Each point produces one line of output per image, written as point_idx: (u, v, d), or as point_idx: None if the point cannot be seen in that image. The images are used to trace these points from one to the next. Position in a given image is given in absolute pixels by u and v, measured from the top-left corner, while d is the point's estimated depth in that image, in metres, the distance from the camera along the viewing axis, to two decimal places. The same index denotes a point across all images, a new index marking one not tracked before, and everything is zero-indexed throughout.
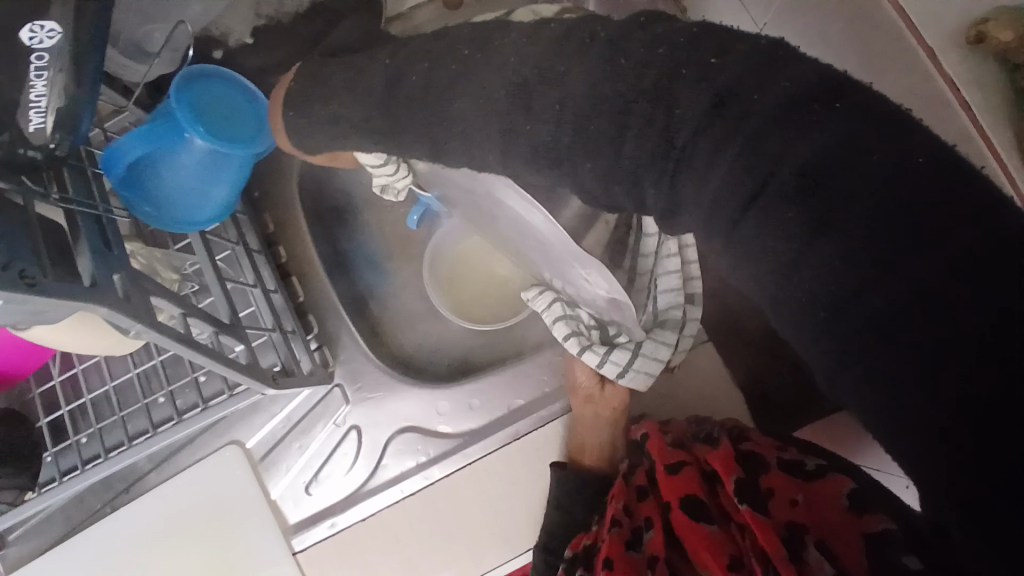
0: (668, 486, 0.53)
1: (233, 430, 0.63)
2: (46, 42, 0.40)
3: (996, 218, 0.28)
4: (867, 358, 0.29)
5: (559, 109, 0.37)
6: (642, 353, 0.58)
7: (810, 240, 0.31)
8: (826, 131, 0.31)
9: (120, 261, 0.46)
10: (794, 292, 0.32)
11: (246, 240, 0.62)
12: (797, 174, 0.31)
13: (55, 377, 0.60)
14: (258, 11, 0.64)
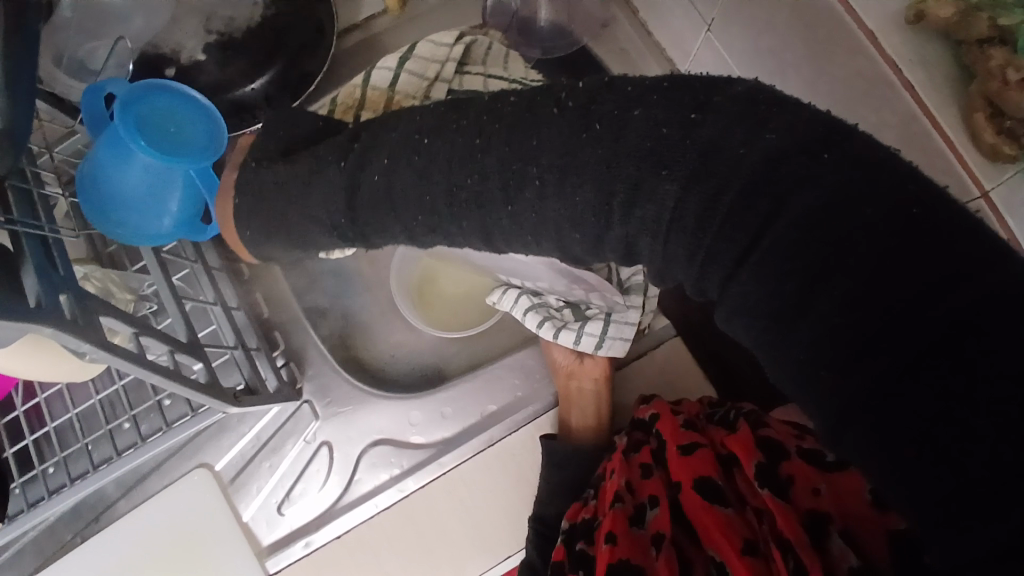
0: (678, 468, 0.50)
1: (201, 453, 0.62)
2: None
3: (992, 272, 0.30)
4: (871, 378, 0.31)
5: (534, 154, 0.40)
6: (613, 320, 0.60)
7: (817, 276, 0.33)
8: (818, 182, 0.34)
9: (69, 282, 0.41)
10: (784, 307, 0.34)
11: (205, 257, 0.59)
12: (791, 226, 0.34)
13: (19, 407, 0.59)
14: (208, 26, 0.56)
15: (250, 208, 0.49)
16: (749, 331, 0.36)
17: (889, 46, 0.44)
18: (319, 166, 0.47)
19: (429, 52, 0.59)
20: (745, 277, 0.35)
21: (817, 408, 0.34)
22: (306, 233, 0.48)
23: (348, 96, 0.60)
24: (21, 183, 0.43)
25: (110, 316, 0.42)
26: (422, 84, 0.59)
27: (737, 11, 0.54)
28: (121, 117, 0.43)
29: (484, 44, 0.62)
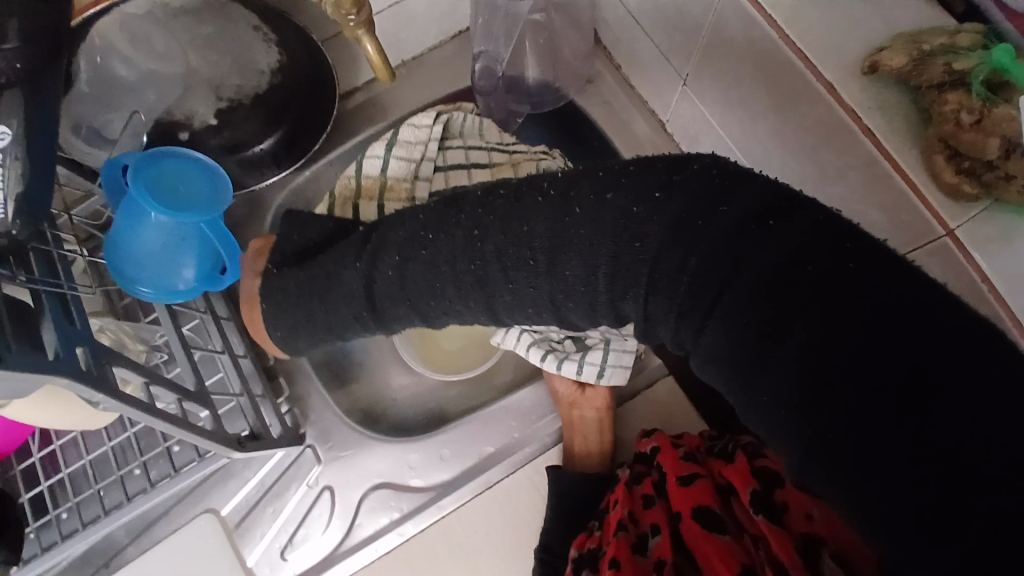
0: (679, 497, 0.50)
1: (208, 498, 0.63)
2: None
3: (917, 319, 0.33)
4: (830, 429, 0.33)
5: (515, 207, 0.43)
6: (612, 348, 0.60)
7: (772, 334, 0.35)
8: (768, 245, 0.36)
9: (86, 335, 0.44)
10: (748, 361, 0.35)
11: (214, 308, 0.62)
12: (744, 289, 0.36)
13: (35, 454, 0.62)
14: (219, 94, 0.60)
15: (278, 310, 0.50)
16: (713, 368, 0.38)
17: (847, 94, 0.47)
18: (336, 267, 0.47)
19: (412, 136, 0.62)
20: (714, 317, 0.37)
21: (783, 437, 0.35)
22: (332, 325, 0.48)
23: (345, 188, 0.62)
24: (42, 246, 0.46)
25: (122, 364, 0.45)
26: (411, 166, 0.63)
27: (710, 63, 0.57)
28: (134, 187, 0.45)
29: (461, 118, 0.64)
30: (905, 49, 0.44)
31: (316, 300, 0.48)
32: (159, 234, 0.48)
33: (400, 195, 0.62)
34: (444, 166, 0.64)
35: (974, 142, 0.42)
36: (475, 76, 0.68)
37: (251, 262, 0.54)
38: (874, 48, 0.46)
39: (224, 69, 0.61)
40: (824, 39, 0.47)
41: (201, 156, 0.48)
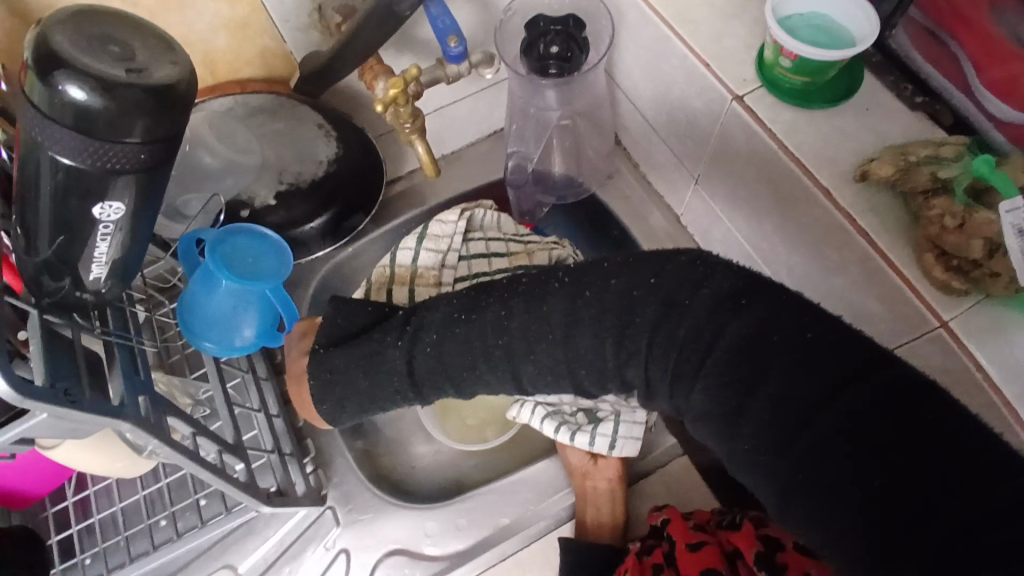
0: (689, 562, 0.52)
1: (227, 554, 0.65)
2: (112, 215, 0.42)
3: (873, 377, 0.37)
4: (799, 472, 0.38)
5: (537, 286, 0.48)
6: (622, 418, 0.63)
7: (748, 393, 0.40)
8: (744, 317, 0.41)
9: (147, 385, 0.49)
10: (730, 415, 0.41)
11: (256, 368, 0.67)
12: (724, 353, 0.41)
13: (69, 497, 0.67)
14: (281, 179, 0.69)
15: (323, 389, 0.53)
16: (703, 430, 0.43)
17: (843, 198, 0.52)
18: (382, 348, 0.51)
19: (440, 231, 0.68)
20: (701, 392, 0.42)
21: (766, 491, 0.40)
22: (375, 399, 0.52)
23: (379, 277, 0.67)
24: (120, 304, 0.51)
25: (174, 416, 0.50)
26: (438, 256, 0.67)
27: (717, 166, 0.63)
28: (211, 259, 0.49)
29: (481, 214, 0.70)
30: (891, 159, 0.50)
31: (361, 374, 0.52)
32: (226, 298, 0.51)
33: (429, 282, 0.66)
34: (467, 256, 0.68)
35: (958, 242, 0.47)
36: (508, 171, 0.74)
37: (299, 341, 0.60)
38: (865, 159, 0.52)
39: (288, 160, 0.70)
40: (814, 150, 0.54)
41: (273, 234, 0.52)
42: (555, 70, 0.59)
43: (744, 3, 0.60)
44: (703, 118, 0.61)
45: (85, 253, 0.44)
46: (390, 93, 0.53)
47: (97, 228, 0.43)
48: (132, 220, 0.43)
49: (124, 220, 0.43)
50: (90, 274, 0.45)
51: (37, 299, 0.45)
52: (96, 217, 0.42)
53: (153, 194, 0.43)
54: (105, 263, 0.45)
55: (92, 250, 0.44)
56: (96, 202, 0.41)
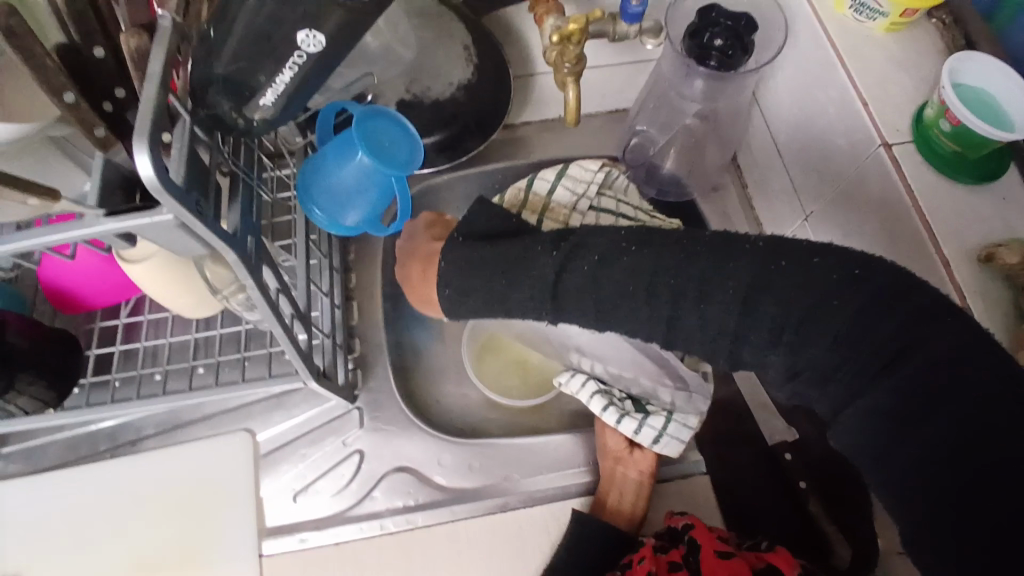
0: (720, 566, 0.55)
1: (250, 420, 0.67)
2: (310, 48, 0.44)
3: None
4: (945, 488, 0.38)
5: (652, 255, 0.48)
6: (674, 418, 0.64)
7: (927, 404, 0.39)
8: (945, 328, 0.40)
9: (254, 227, 0.49)
10: (890, 420, 0.40)
11: (332, 258, 0.69)
12: (924, 363, 0.39)
13: (120, 317, 0.67)
14: (409, 87, 0.69)
15: (456, 274, 0.54)
16: (852, 432, 0.42)
17: (960, 272, 0.52)
18: (522, 255, 0.51)
19: (577, 175, 0.69)
20: (879, 393, 0.40)
21: (893, 491, 0.41)
22: (494, 306, 0.53)
23: (514, 197, 0.69)
24: (251, 144, 0.52)
25: (266, 266, 0.51)
26: (573, 196, 0.69)
27: (835, 211, 0.63)
28: (355, 131, 0.50)
29: (616, 176, 0.71)
30: (1021, 250, 0.50)
31: (483, 277, 0.53)
32: (353, 174, 0.52)
33: (558, 217, 0.68)
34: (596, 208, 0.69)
35: None
36: (629, 148, 0.76)
37: (425, 231, 0.64)
38: (990, 243, 0.53)
39: (425, 70, 0.70)
40: (943, 219, 0.54)
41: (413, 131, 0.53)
42: (714, 62, 0.60)
43: (916, 61, 0.60)
44: (843, 155, 0.61)
45: (267, 78, 0.44)
46: (569, 28, 0.54)
47: (291, 57, 0.44)
48: (319, 62, 0.45)
49: (314, 58, 0.44)
50: (260, 102, 0.46)
51: (195, 106, 0.43)
52: (297, 44, 0.43)
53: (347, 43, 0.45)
54: (278, 95, 0.46)
55: (275, 77, 0.45)
56: (304, 27, 0.42)
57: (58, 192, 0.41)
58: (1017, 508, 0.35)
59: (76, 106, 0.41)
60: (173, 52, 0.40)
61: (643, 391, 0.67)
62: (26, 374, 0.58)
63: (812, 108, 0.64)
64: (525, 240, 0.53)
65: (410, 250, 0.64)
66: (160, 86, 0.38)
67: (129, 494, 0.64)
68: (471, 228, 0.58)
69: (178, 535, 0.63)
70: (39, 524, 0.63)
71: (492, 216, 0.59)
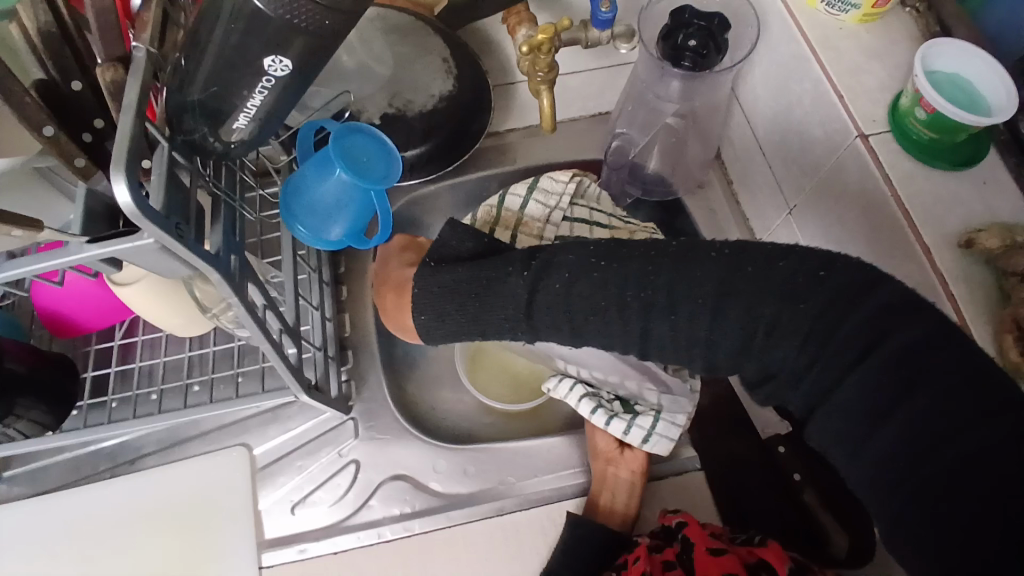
0: (712, 563, 0.56)
1: (247, 434, 0.68)
2: (278, 71, 0.44)
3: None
4: (918, 481, 0.39)
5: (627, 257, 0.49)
6: (662, 417, 0.65)
7: (892, 397, 0.40)
8: (908, 322, 0.41)
9: (238, 246, 0.51)
10: (858, 414, 0.41)
11: (322, 272, 0.70)
12: (885, 358, 0.41)
13: (116, 339, 0.68)
14: (391, 101, 0.70)
15: (427, 299, 0.56)
16: (826, 434, 0.44)
17: (941, 259, 0.52)
18: (497, 274, 0.53)
19: (549, 188, 0.70)
20: (849, 388, 0.42)
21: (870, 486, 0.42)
22: (475, 318, 0.54)
23: (486, 214, 0.70)
24: (232, 165, 0.54)
25: (252, 284, 0.52)
26: (545, 209, 0.70)
27: (817, 203, 0.64)
28: (333, 147, 0.51)
29: (588, 184, 0.71)
30: (1000, 235, 0.50)
31: (465, 285, 0.54)
32: (335, 189, 0.53)
33: (531, 232, 0.69)
34: (570, 218, 0.70)
35: None
36: (609, 151, 0.75)
37: (398, 256, 0.65)
38: (971, 228, 0.52)
39: (405, 83, 0.71)
40: (922, 206, 0.54)
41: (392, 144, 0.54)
42: (689, 62, 0.60)
43: (890, 51, 0.60)
44: (819, 148, 0.62)
45: (240, 102, 0.46)
46: (538, 38, 0.55)
47: (260, 81, 0.44)
48: (290, 82, 0.45)
49: (284, 79, 0.45)
50: (234, 125, 0.47)
51: (172, 133, 0.45)
52: (264, 69, 0.43)
53: (316, 64, 0.45)
54: (251, 117, 0.47)
55: (247, 100, 0.46)
56: (269, 53, 0.42)
57: (41, 223, 0.41)
58: (977, 496, 0.37)
59: (56, 138, 0.42)
60: (148, 81, 0.41)
61: (628, 394, 0.67)
62: (24, 398, 0.59)
63: (790, 103, 0.64)
64: (497, 262, 0.54)
65: (385, 276, 0.64)
66: (136, 115, 0.39)
67: (131, 513, 0.65)
68: (443, 251, 0.59)
69: (181, 550, 0.64)
70: (45, 546, 0.64)
71: (464, 238, 0.60)
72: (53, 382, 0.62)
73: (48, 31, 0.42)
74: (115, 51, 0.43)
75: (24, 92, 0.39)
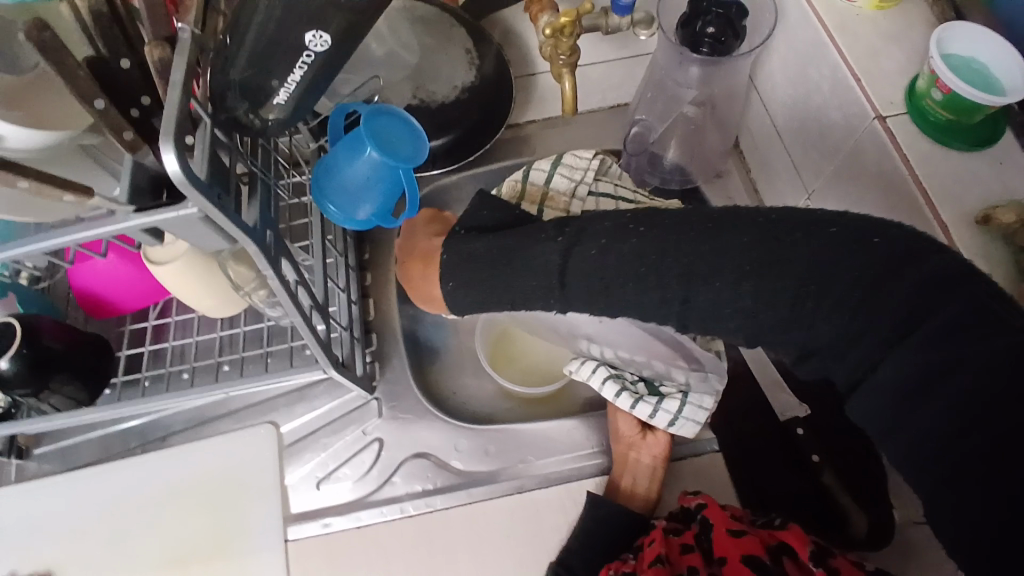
0: (731, 544, 0.57)
1: (274, 412, 0.70)
2: (318, 46, 0.47)
3: None
4: (963, 458, 0.38)
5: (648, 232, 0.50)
6: (689, 400, 0.65)
7: (942, 372, 0.39)
8: (958, 299, 0.40)
9: (273, 222, 0.53)
10: (901, 386, 0.40)
11: (347, 256, 0.72)
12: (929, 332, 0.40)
13: (149, 320, 0.70)
14: (415, 92, 0.72)
15: (455, 268, 0.57)
16: (866, 410, 0.43)
17: (959, 235, 0.53)
18: (528, 246, 0.54)
19: (573, 164, 0.72)
20: (891, 364, 0.41)
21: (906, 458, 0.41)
22: (500, 294, 0.55)
23: (512, 188, 0.71)
24: (267, 147, 0.56)
25: (285, 259, 0.54)
26: (570, 183, 0.71)
27: (835, 186, 0.65)
28: (363, 127, 0.53)
29: (611, 164, 0.73)
30: (1017, 210, 0.50)
31: (490, 266, 0.56)
32: (363, 168, 0.55)
33: (557, 205, 0.70)
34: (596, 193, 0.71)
35: None
36: (630, 138, 0.77)
37: (424, 228, 0.67)
38: (988, 204, 0.53)
39: (430, 74, 0.73)
40: (939, 184, 0.55)
41: (419, 127, 0.57)
42: (706, 49, 0.62)
43: (907, 36, 0.62)
44: (838, 131, 0.63)
45: (281, 79, 0.48)
46: (560, 21, 0.57)
47: (300, 56, 0.47)
48: (327, 60, 0.48)
49: (323, 55, 0.48)
50: (274, 100, 0.49)
51: (215, 110, 0.47)
52: (305, 44, 0.46)
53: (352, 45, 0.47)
54: (289, 95, 0.49)
55: (288, 77, 0.48)
56: (312, 28, 0.45)
57: (92, 189, 0.44)
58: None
59: (105, 110, 0.44)
60: (192, 59, 0.44)
61: (659, 373, 0.68)
62: (60, 373, 0.62)
63: (808, 88, 0.66)
64: (516, 234, 0.56)
65: (412, 248, 0.66)
66: (182, 88, 0.42)
67: (161, 488, 0.68)
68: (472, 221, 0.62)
69: (209, 523, 0.66)
70: (81, 519, 0.67)
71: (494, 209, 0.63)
72: (89, 358, 0.65)
73: (101, 12, 0.45)
74: (163, 32, 0.46)
75: (77, 66, 0.42)
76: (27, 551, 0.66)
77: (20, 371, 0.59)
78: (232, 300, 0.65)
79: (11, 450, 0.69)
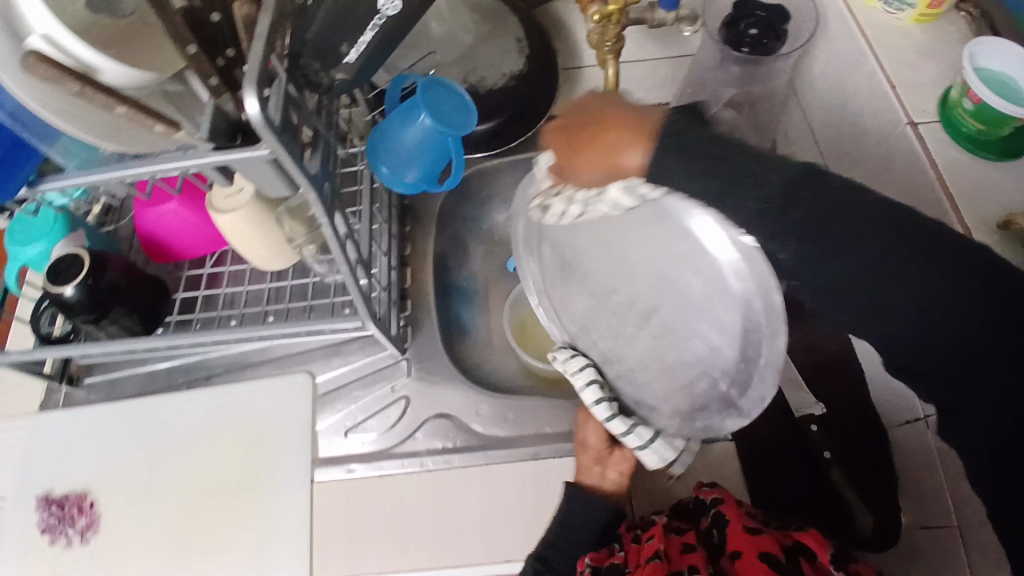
0: (747, 540, 0.57)
1: (311, 363, 0.75)
2: (390, 9, 0.55)
3: None
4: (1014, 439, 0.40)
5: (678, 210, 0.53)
6: (663, 439, 0.62)
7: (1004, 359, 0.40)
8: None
9: (331, 176, 0.57)
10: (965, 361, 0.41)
11: (391, 224, 0.76)
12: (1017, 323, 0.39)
13: (206, 267, 0.75)
14: (467, 77, 0.77)
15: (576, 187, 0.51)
16: (928, 376, 0.43)
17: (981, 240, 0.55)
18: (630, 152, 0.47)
19: None
20: (973, 349, 0.40)
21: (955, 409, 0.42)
22: None
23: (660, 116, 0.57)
24: (330, 107, 0.60)
25: (337, 212, 0.58)
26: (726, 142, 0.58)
27: None
28: (420, 94, 0.58)
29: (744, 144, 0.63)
30: None
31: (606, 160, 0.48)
32: (417, 133, 0.59)
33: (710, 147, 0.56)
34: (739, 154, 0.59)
35: None
36: None
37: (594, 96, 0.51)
38: (1011, 213, 0.55)
39: (483, 61, 0.77)
40: (965, 191, 0.57)
41: (468, 97, 0.61)
42: (748, 49, 0.65)
43: (943, 52, 0.64)
44: (870, 137, 0.65)
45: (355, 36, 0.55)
46: (609, 10, 0.61)
47: (373, 18, 0.55)
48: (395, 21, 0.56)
49: (391, 19, 0.56)
50: (347, 58, 0.56)
51: (291, 66, 0.52)
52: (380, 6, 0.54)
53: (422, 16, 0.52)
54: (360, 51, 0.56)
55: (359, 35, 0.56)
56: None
57: (179, 122, 0.50)
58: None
59: (196, 56, 0.48)
60: (277, 16, 0.48)
61: (650, 405, 0.66)
62: (120, 308, 0.67)
63: (844, 96, 0.68)
64: None
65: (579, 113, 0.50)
66: (266, 39, 0.46)
67: (195, 424, 0.72)
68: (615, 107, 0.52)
69: (241, 458, 0.70)
70: (113, 445, 0.72)
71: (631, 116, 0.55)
72: (145, 294, 0.70)
73: None
74: None
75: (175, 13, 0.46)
76: (73, 469, 0.72)
77: (82, 299, 0.64)
78: (279, 249, 0.69)
79: (61, 376, 0.75)
